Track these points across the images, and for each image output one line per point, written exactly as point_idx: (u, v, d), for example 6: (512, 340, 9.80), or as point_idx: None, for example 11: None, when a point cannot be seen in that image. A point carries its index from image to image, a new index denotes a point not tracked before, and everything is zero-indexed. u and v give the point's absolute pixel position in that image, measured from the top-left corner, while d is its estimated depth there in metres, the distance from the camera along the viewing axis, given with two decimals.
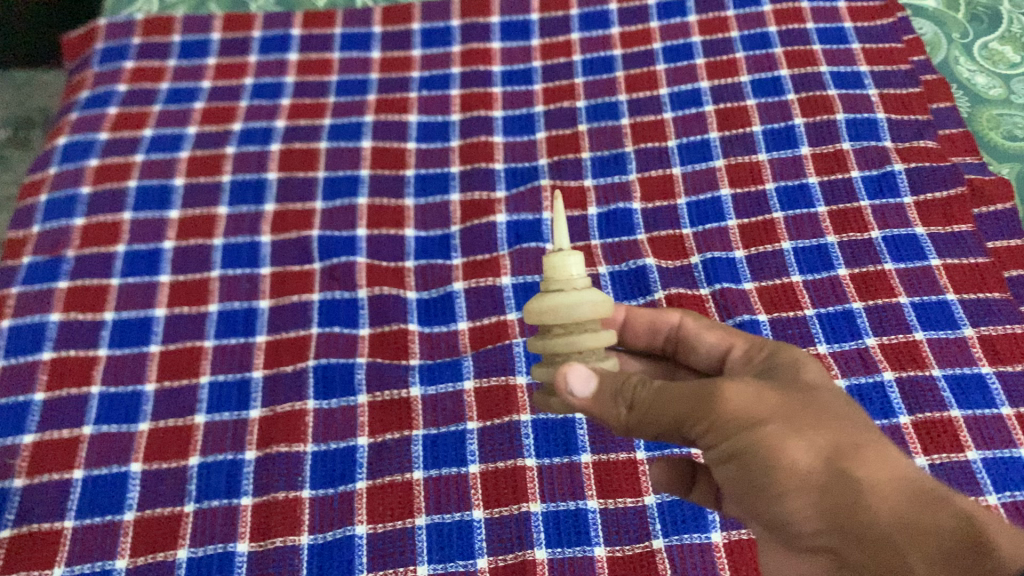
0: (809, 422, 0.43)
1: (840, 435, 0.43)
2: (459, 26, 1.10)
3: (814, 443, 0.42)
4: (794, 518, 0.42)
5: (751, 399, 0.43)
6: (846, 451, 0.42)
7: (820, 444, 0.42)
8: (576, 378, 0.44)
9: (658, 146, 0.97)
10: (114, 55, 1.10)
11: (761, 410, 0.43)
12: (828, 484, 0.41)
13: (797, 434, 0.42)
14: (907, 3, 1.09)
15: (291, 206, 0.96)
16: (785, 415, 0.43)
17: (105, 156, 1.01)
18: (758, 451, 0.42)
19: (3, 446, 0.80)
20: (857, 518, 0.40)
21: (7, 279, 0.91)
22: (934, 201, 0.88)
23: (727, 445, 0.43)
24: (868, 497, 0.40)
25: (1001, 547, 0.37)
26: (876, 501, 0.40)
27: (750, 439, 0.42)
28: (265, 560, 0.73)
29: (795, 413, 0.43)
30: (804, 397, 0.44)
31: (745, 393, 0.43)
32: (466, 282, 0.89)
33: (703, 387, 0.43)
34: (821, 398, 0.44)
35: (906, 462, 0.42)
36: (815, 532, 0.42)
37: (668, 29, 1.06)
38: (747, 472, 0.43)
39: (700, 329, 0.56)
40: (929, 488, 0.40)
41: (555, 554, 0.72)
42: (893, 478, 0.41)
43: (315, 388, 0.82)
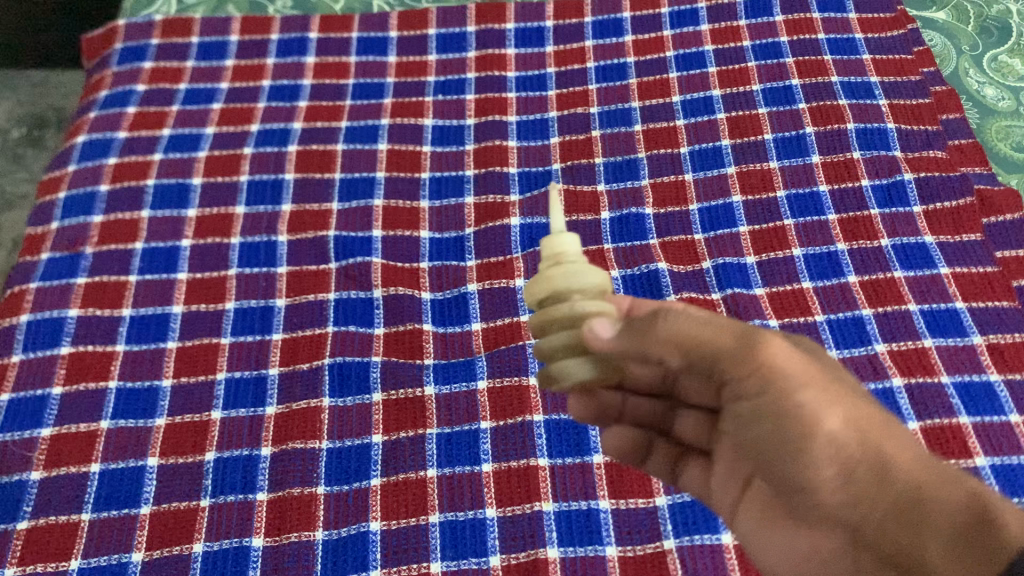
0: (841, 395, 0.48)
1: (866, 413, 0.48)
2: (474, 32, 1.12)
3: (846, 415, 0.47)
4: (820, 483, 0.48)
5: (793, 362, 0.47)
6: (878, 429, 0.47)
7: (851, 415, 0.47)
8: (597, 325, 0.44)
9: (671, 152, 0.98)
10: (133, 55, 1.11)
11: (801, 374, 0.47)
12: (859, 455, 0.47)
13: (832, 403, 0.47)
14: (917, 15, 1.11)
15: (308, 206, 0.97)
16: (818, 383, 0.47)
17: (124, 154, 1.02)
18: (798, 416, 0.46)
19: (23, 438, 0.81)
20: (882, 489, 0.46)
21: (26, 274, 0.92)
22: (944, 210, 0.89)
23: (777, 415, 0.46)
24: (894, 473, 0.46)
25: (1005, 520, 0.43)
26: (899, 475, 0.46)
27: (786, 404, 0.46)
28: (280, 555, 0.74)
29: (828, 384, 0.48)
30: (833, 374, 0.49)
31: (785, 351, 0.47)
32: (480, 284, 0.90)
33: (746, 337, 0.47)
34: (845, 380, 0.49)
35: (915, 445, 0.48)
36: (838, 501, 0.48)
37: (681, 38, 1.07)
38: (779, 433, 0.47)
39: None
40: (942, 468, 0.47)
41: (567, 553, 0.73)
42: (913, 458, 0.47)
43: (331, 385, 0.83)
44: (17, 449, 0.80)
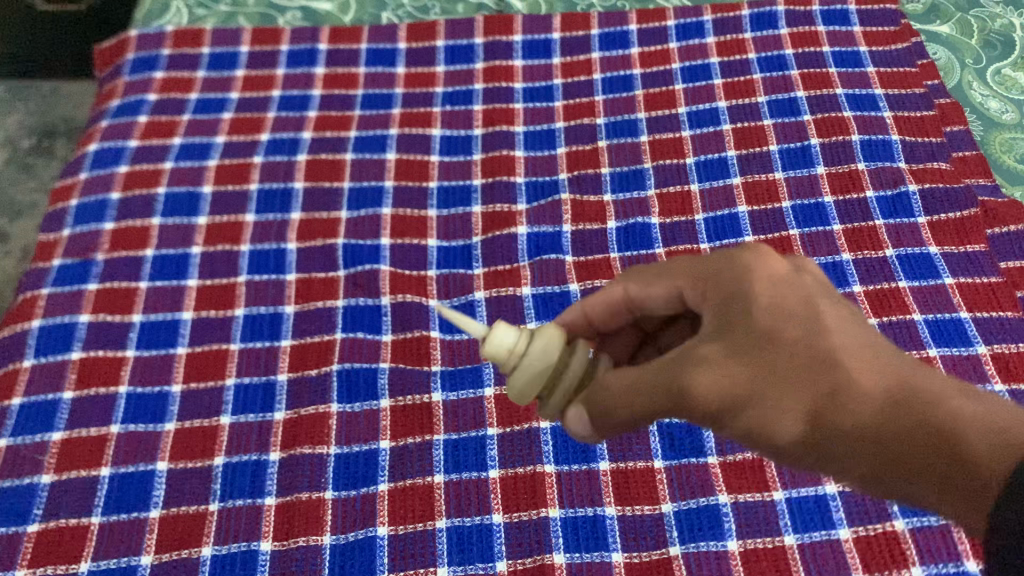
0: (777, 378, 0.44)
1: (829, 374, 0.44)
2: (482, 44, 1.13)
3: (796, 401, 0.44)
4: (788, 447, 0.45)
5: (721, 385, 0.45)
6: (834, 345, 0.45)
7: (801, 399, 0.44)
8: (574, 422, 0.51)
9: (677, 163, 0.99)
10: (144, 65, 1.13)
11: (735, 392, 0.45)
12: (817, 421, 0.44)
13: (782, 402, 0.44)
14: (920, 29, 1.12)
15: (317, 214, 0.98)
16: (756, 387, 0.44)
17: (135, 163, 1.03)
18: (754, 427, 0.45)
19: (33, 442, 0.81)
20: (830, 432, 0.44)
21: (38, 280, 0.93)
22: (948, 222, 0.89)
23: (726, 428, 0.46)
24: (846, 424, 0.43)
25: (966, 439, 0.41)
26: (848, 428, 0.43)
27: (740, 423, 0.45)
28: (288, 559, 0.75)
29: (763, 375, 0.44)
30: (767, 353, 0.45)
31: (711, 380, 0.45)
32: (487, 292, 0.91)
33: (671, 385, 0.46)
34: (783, 345, 0.45)
35: (877, 363, 0.44)
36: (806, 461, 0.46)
37: (687, 50, 1.08)
38: (746, 435, 0.46)
39: (640, 287, 0.52)
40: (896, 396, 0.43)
41: (574, 559, 0.73)
42: (875, 396, 0.43)
43: (339, 391, 0.84)
44: (27, 453, 0.81)
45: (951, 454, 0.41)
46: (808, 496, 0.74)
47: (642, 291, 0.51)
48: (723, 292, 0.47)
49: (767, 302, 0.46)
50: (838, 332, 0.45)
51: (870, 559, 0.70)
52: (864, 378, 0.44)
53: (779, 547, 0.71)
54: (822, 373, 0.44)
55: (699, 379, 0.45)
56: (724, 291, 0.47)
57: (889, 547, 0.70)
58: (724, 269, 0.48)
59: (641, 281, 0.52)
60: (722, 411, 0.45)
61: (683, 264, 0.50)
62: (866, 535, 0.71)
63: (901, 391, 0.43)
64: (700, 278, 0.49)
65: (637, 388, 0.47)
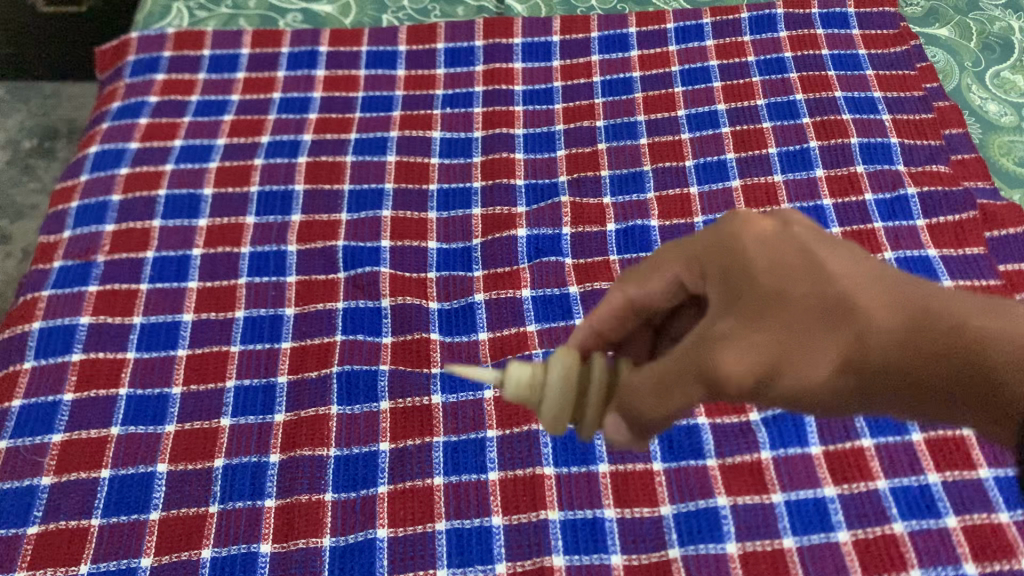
0: (797, 332, 0.39)
1: (845, 320, 0.39)
2: (482, 46, 1.13)
3: (827, 352, 0.39)
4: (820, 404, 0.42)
5: (750, 360, 0.39)
6: (848, 286, 0.40)
7: (830, 350, 0.39)
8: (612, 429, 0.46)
9: (676, 165, 0.99)
10: (145, 67, 1.13)
11: (764, 362, 0.39)
12: (847, 368, 0.40)
13: (812, 356, 0.39)
14: (920, 32, 1.12)
15: (317, 216, 0.98)
16: (785, 351, 0.39)
17: (136, 165, 1.03)
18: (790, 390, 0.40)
19: (34, 444, 0.82)
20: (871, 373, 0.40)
21: (39, 282, 0.93)
22: (946, 225, 0.90)
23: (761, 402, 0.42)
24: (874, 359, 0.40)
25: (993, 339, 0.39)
26: (880, 364, 0.40)
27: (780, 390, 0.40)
28: (288, 561, 0.75)
29: (786, 333, 0.39)
30: (780, 310, 0.40)
31: (739, 357, 0.39)
32: (487, 294, 0.91)
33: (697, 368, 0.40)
34: (791, 302, 0.40)
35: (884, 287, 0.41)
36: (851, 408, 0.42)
37: (687, 53, 1.09)
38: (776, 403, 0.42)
39: (637, 284, 0.45)
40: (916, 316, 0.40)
41: (573, 561, 0.73)
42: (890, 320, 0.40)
43: (339, 393, 0.84)
44: (28, 454, 0.81)
45: (980, 367, 0.39)
46: (807, 499, 0.74)
47: (642, 292, 0.45)
48: (723, 266, 0.42)
49: (769, 264, 0.41)
50: (846, 274, 0.40)
51: (868, 561, 0.70)
52: (880, 312, 0.40)
53: (778, 550, 0.71)
54: (842, 322, 0.40)
55: (725, 356, 0.39)
56: (722, 265, 0.42)
57: (888, 550, 0.70)
58: (713, 245, 0.43)
59: (638, 280, 0.45)
60: (764, 385, 0.40)
61: (674, 251, 0.45)
62: (865, 538, 0.71)
63: (918, 310, 0.40)
64: (706, 258, 0.43)
65: (664, 380, 0.42)
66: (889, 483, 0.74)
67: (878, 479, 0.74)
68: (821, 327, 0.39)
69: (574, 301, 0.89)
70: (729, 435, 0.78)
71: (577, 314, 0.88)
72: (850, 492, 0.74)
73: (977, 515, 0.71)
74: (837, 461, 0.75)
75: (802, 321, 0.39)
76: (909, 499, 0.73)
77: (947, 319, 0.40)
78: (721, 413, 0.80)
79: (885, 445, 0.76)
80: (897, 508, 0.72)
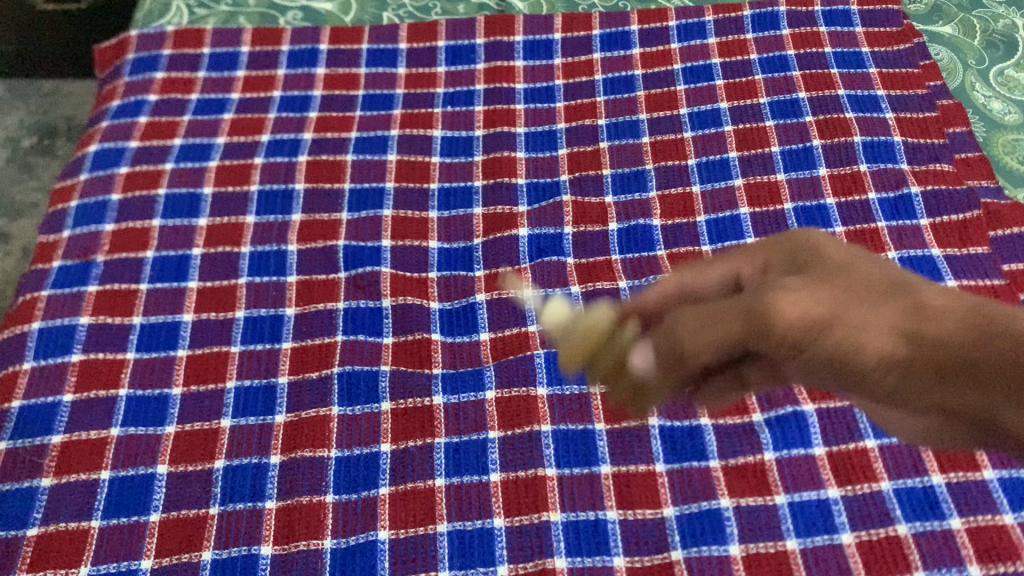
0: (850, 287, 0.41)
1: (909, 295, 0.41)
2: (483, 44, 1.13)
3: (883, 317, 0.40)
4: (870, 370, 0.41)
5: (804, 302, 0.40)
6: (904, 279, 0.42)
7: (890, 317, 0.40)
8: (637, 358, 0.43)
9: (678, 164, 0.98)
10: (144, 66, 1.12)
11: (816, 310, 0.40)
12: (904, 348, 0.40)
13: (867, 320, 0.40)
14: (923, 29, 1.11)
15: (318, 216, 0.98)
16: (835, 305, 0.40)
17: (135, 164, 1.03)
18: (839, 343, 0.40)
19: (34, 445, 0.81)
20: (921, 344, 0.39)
21: (39, 282, 0.93)
22: (950, 224, 0.89)
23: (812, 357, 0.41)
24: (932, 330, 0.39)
25: None
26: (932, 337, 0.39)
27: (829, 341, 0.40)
28: (289, 563, 0.74)
29: (846, 291, 0.41)
30: (846, 272, 0.42)
31: (794, 299, 0.39)
32: (488, 294, 0.91)
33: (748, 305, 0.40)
34: (857, 267, 0.42)
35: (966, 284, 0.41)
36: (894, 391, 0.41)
37: (689, 51, 1.08)
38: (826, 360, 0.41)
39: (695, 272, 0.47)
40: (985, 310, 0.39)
41: (575, 563, 0.73)
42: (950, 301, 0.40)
43: (340, 394, 0.83)
44: (28, 456, 0.81)
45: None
46: (810, 500, 0.73)
47: (696, 281, 0.46)
48: (788, 252, 0.45)
49: (842, 253, 0.43)
50: (922, 271, 0.42)
51: (873, 563, 0.70)
52: (936, 298, 0.40)
53: (782, 552, 0.71)
54: (896, 296, 0.41)
55: (779, 300, 0.39)
56: (794, 249, 0.45)
57: (892, 552, 0.70)
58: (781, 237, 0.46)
59: (695, 271, 0.46)
60: (810, 333, 0.40)
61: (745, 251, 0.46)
62: (869, 539, 0.71)
63: (976, 309, 0.39)
64: (770, 251, 0.45)
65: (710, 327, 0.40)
66: (892, 484, 0.73)
67: (882, 481, 0.74)
68: (871, 297, 0.41)
69: (576, 300, 0.89)
70: (731, 437, 0.78)
71: None
72: (853, 494, 0.73)
73: (981, 517, 0.71)
74: (839, 463, 0.75)
75: (853, 285, 0.41)
76: (913, 500, 0.72)
77: (1005, 316, 0.38)
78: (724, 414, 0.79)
79: (889, 446, 0.75)
80: (901, 510, 0.72)
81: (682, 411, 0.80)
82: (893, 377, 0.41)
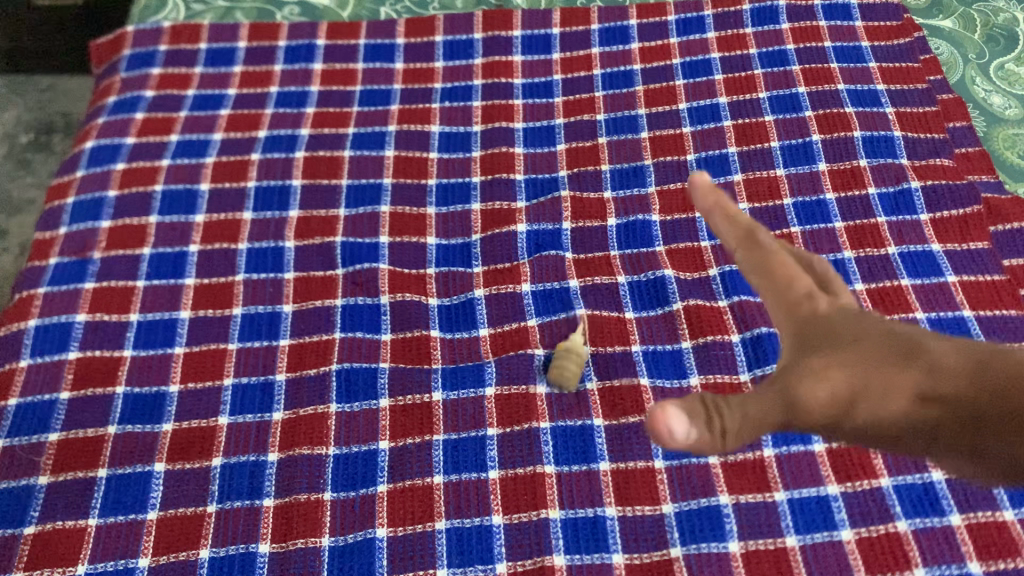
0: (862, 360, 0.54)
1: (921, 362, 0.53)
2: (481, 39, 1.12)
3: (904, 389, 0.52)
4: (895, 423, 0.54)
5: (821, 386, 0.55)
6: (923, 341, 0.55)
7: (907, 387, 0.53)
8: (673, 422, 0.55)
9: (677, 160, 0.98)
10: (141, 61, 1.12)
11: (839, 390, 0.54)
12: (921, 406, 0.53)
13: (891, 394, 0.53)
14: (923, 24, 1.11)
15: (316, 212, 0.98)
16: (857, 384, 0.53)
17: (132, 160, 1.03)
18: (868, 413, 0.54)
19: (30, 443, 0.81)
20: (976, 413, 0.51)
21: (35, 279, 0.92)
22: (950, 219, 0.89)
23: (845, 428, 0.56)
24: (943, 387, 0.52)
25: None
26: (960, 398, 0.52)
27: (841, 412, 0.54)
28: (287, 561, 0.74)
29: (858, 361, 0.54)
30: (857, 346, 0.54)
31: (814, 385, 0.55)
32: (487, 290, 0.90)
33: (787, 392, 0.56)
34: (865, 342, 0.55)
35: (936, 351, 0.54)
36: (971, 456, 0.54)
37: (688, 46, 1.07)
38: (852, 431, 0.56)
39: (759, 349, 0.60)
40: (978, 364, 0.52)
41: (574, 560, 0.72)
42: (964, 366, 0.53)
43: (338, 391, 0.83)
44: (24, 454, 0.80)
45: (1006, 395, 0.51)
46: (810, 497, 0.73)
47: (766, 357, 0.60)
48: (823, 331, 0.56)
49: (845, 330, 0.55)
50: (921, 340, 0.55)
51: (873, 560, 0.69)
52: (943, 362, 0.53)
53: (781, 549, 0.71)
54: (911, 362, 0.53)
55: (808, 385, 0.55)
56: (824, 330, 0.56)
57: (892, 549, 0.70)
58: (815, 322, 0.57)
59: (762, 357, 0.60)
60: (838, 410, 0.54)
61: (795, 327, 0.58)
62: (868, 536, 0.71)
63: (976, 354, 0.53)
64: (807, 331, 0.57)
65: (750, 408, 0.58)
66: (892, 481, 0.73)
67: (881, 477, 0.73)
68: (884, 359, 0.54)
69: (575, 296, 0.88)
70: None
71: (578, 307, 0.87)
72: (853, 490, 0.73)
73: (982, 513, 0.70)
74: (839, 459, 0.74)
75: (869, 352, 0.54)
76: (913, 496, 0.72)
77: (1017, 372, 0.51)
78: None
79: None
80: (901, 507, 0.71)
81: None
82: (912, 431, 0.54)
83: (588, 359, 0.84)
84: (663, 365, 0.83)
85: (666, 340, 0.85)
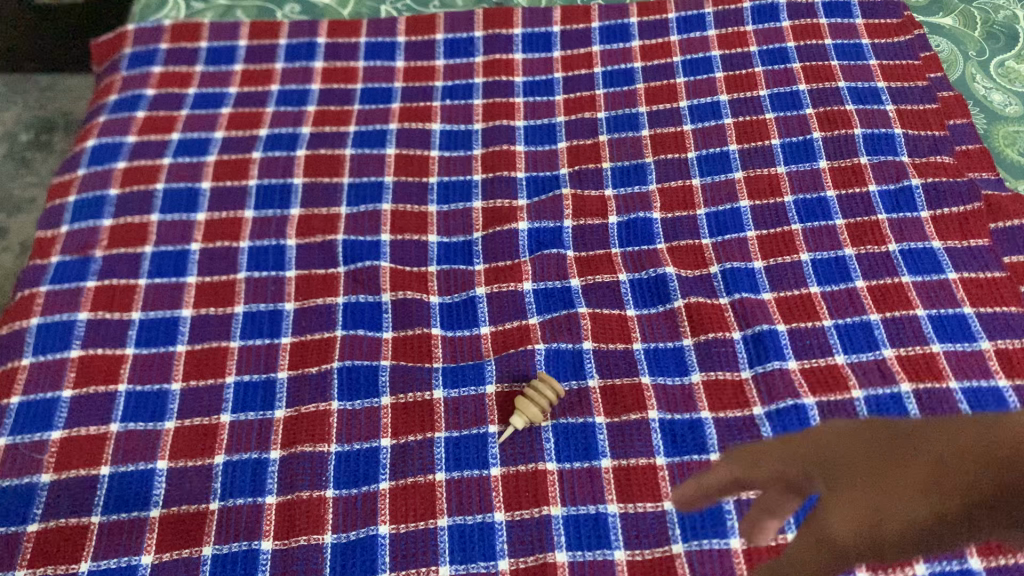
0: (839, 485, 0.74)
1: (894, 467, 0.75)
2: (482, 37, 1.12)
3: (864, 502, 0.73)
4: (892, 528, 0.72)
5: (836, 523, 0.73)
6: (926, 439, 0.76)
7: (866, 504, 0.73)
8: None
9: (678, 157, 0.98)
10: (141, 60, 1.12)
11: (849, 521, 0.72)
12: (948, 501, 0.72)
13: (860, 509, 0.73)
14: (924, 21, 1.11)
15: (317, 210, 0.98)
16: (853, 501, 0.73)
17: (133, 159, 1.03)
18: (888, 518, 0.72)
19: (33, 441, 0.81)
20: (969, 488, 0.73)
21: (37, 277, 0.93)
22: (951, 216, 0.89)
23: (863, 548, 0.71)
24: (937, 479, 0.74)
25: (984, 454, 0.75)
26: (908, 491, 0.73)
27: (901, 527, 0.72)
28: (289, 558, 0.74)
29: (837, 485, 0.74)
30: (846, 470, 0.75)
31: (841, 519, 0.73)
32: (488, 288, 0.90)
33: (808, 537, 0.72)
34: (852, 467, 0.75)
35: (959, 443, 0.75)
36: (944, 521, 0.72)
37: (689, 43, 1.08)
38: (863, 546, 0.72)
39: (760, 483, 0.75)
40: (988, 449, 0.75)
41: (576, 557, 0.73)
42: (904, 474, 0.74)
43: (340, 388, 0.83)
44: (26, 451, 0.80)
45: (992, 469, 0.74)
46: None
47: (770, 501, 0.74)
48: (818, 462, 0.75)
49: (845, 454, 0.75)
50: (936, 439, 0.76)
51: None
52: (944, 454, 0.75)
53: None
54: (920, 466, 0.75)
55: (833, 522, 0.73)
56: (814, 462, 0.76)
57: None
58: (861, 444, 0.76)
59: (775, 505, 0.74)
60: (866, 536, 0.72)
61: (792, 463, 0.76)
62: None
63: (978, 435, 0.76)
64: (815, 462, 0.75)
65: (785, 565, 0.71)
66: None
67: None
68: (900, 466, 0.75)
69: (576, 293, 0.89)
70: (732, 430, 0.78)
71: (580, 304, 0.87)
72: None
73: None
74: None
75: (886, 473, 0.75)
76: None
77: (993, 447, 0.75)
78: (724, 408, 0.79)
79: None
80: None
81: (682, 404, 0.80)
82: (966, 516, 0.72)
83: (589, 356, 0.84)
84: (665, 362, 0.83)
85: (667, 337, 0.85)
